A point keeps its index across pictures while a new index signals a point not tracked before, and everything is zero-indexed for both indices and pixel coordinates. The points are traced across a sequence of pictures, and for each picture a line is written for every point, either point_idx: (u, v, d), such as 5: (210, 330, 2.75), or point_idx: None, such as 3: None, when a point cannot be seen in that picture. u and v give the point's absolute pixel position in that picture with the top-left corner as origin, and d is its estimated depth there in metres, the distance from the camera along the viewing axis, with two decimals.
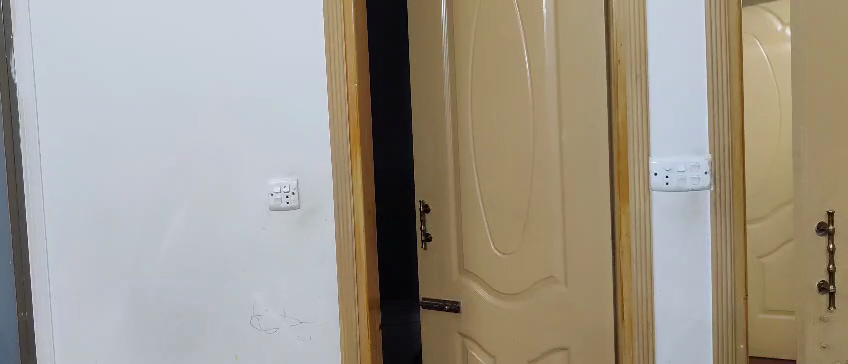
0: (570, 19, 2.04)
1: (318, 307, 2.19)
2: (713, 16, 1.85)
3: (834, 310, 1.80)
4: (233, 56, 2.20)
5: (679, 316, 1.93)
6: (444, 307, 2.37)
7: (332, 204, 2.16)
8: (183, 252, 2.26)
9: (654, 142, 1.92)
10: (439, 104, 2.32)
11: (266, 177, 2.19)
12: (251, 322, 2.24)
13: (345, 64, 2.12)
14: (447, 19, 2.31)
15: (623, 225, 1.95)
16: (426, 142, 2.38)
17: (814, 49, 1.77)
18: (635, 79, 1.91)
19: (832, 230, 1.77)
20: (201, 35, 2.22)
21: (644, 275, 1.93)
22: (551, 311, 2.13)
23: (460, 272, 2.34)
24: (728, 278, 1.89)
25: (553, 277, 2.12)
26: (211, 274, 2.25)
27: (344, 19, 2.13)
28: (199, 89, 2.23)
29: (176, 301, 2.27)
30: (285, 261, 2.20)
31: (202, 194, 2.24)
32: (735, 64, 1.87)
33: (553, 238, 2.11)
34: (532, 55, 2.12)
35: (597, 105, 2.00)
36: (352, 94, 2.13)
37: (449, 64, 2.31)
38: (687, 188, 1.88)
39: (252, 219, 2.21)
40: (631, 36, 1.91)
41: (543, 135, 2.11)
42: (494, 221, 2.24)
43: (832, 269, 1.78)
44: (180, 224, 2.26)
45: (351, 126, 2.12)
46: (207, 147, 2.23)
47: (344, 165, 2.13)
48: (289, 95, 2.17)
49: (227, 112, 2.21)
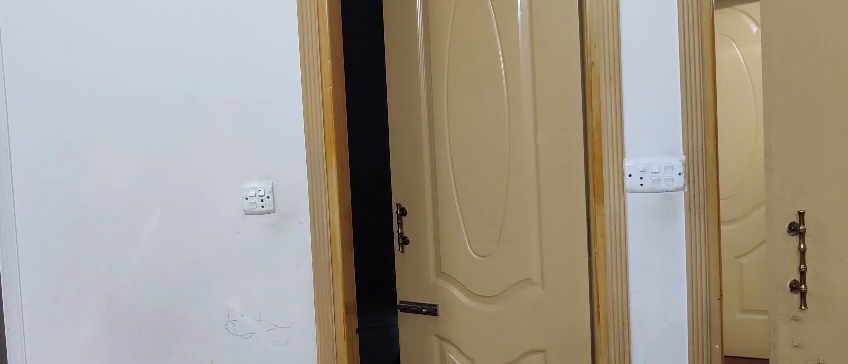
0: (544, 21, 2.05)
1: (294, 312, 2.18)
2: (686, 17, 1.86)
3: (806, 309, 1.81)
4: (206, 56, 2.19)
5: (655, 317, 1.93)
6: (420, 310, 2.36)
7: (308, 207, 2.14)
8: (157, 257, 2.25)
9: (628, 143, 1.92)
10: (415, 104, 2.31)
11: (240, 181, 2.18)
12: (227, 327, 2.22)
13: (320, 66, 2.11)
14: (422, 18, 2.29)
15: (598, 226, 1.96)
16: (402, 142, 2.36)
17: (785, 49, 1.79)
18: (609, 80, 1.92)
19: (803, 230, 1.79)
20: (174, 36, 2.20)
21: (619, 275, 1.94)
22: (527, 314, 2.13)
23: (438, 274, 2.33)
24: (703, 278, 1.89)
25: (529, 279, 2.12)
26: (186, 280, 2.23)
27: (318, 20, 2.11)
28: (173, 89, 2.21)
29: (151, 306, 2.26)
30: (260, 265, 2.19)
31: (176, 196, 2.22)
32: (708, 64, 1.87)
33: (529, 240, 2.11)
34: (507, 56, 2.12)
35: (572, 107, 2.01)
36: (327, 96, 2.11)
37: (425, 65, 2.29)
38: (661, 189, 1.89)
39: (227, 223, 2.19)
40: (605, 36, 1.92)
41: (518, 137, 2.11)
42: (470, 224, 2.23)
43: (803, 269, 1.79)
44: (154, 227, 2.24)
45: (326, 128, 2.11)
46: (181, 151, 2.21)
47: (319, 167, 2.12)
48: (263, 96, 2.15)
49: (201, 114, 2.19)
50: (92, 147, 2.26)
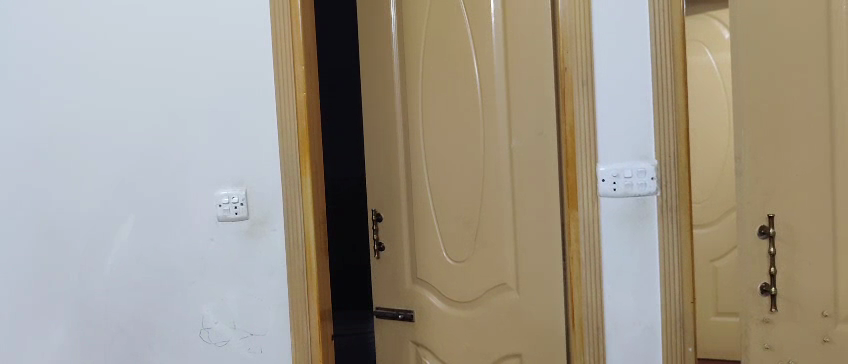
0: (517, 27, 2.06)
1: (268, 319, 2.16)
2: (658, 23, 1.89)
3: (776, 312, 1.83)
4: (179, 63, 2.17)
5: (629, 321, 1.95)
6: (396, 316, 2.35)
7: (282, 215, 2.14)
8: (130, 266, 2.22)
9: (600, 148, 1.94)
10: (390, 110, 2.31)
11: (214, 188, 2.16)
12: (201, 335, 2.20)
13: (293, 72, 2.11)
14: (396, 26, 2.29)
15: (572, 231, 1.96)
16: (377, 149, 2.35)
17: (754, 48, 1.81)
18: (582, 86, 1.93)
19: (772, 233, 1.81)
20: (147, 43, 2.18)
21: (594, 280, 1.95)
22: (503, 319, 2.14)
23: (413, 280, 2.32)
24: (676, 281, 1.92)
25: (505, 284, 2.13)
26: (160, 288, 2.21)
27: (292, 28, 2.11)
28: (145, 97, 2.19)
29: (124, 314, 2.24)
30: (234, 273, 2.17)
31: (148, 204, 2.20)
32: (680, 71, 1.90)
33: (504, 245, 2.12)
34: (480, 61, 2.13)
35: (546, 112, 2.02)
36: (301, 103, 2.11)
37: (399, 73, 2.30)
38: (634, 193, 1.91)
39: (200, 231, 2.18)
40: (577, 42, 1.93)
41: (493, 144, 2.12)
42: (445, 230, 2.23)
43: (773, 272, 1.81)
44: (128, 235, 2.22)
45: (300, 135, 2.11)
46: (154, 160, 2.19)
47: (294, 174, 2.12)
48: (236, 105, 2.14)
49: (174, 121, 2.18)
50: (62, 156, 2.23)
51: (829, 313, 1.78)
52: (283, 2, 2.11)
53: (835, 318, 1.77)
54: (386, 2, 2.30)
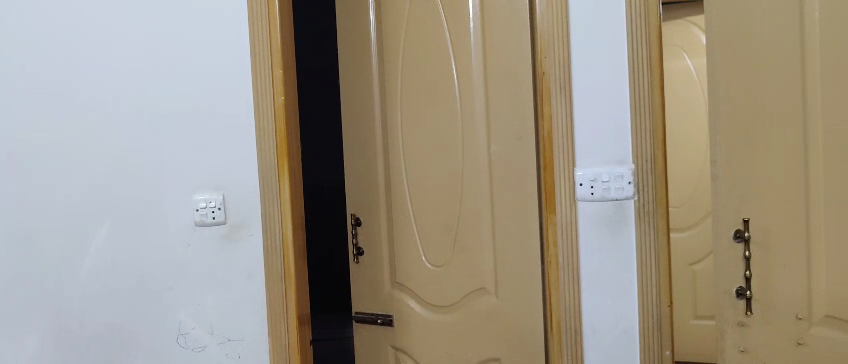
0: (497, 32, 2.07)
1: (245, 325, 2.16)
2: (634, 28, 1.90)
3: (751, 315, 1.85)
4: (157, 66, 2.16)
5: (606, 325, 1.96)
6: (375, 321, 2.33)
7: (260, 220, 2.13)
8: (107, 270, 2.20)
9: (578, 154, 1.94)
10: (368, 113, 2.30)
11: (191, 193, 2.15)
12: (178, 340, 2.19)
13: (272, 77, 2.11)
14: (376, 29, 2.28)
15: (550, 234, 1.97)
16: (356, 153, 2.33)
17: (728, 49, 1.83)
18: (560, 91, 1.94)
19: (747, 237, 1.83)
20: (124, 46, 2.17)
21: (572, 283, 1.96)
22: (481, 322, 2.14)
23: (393, 285, 2.31)
24: (653, 284, 1.92)
25: (484, 288, 2.13)
26: (136, 293, 2.20)
27: (269, 31, 2.11)
28: (122, 101, 2.17)
29: (100, 320, 2.21)
30: (212, 278, 2.16)
31: (124, 209, 2.18)
32: (657, 76, 1.91)
33: (483, 249, 2.12)
34: (459, 64, 2.13)
35: (524, 117, 2.03)
36: (279, 108, 2.11)
37: (378, 76, 2.29)
38: (611, 198, 1.92)
39: (177, 236, 2.16)
40: (555, 47, 1.94)
41: (472, 148, 2.12)
42: (424, 235, 2.23)
43: (749, 275, 1.83)
44: (104, 239, 2.20)
45: (278, 139, 2.11)
46: (131, 164, 2.18)
47: (271, 179, 2.11)
48: (214, 108, 2.13)
49: (151, 124, 2.16)
50: (38, 159, 2.21)
51: (803, 316, 1.79)
52: (261, 6, 2.10)
53: (808, 321, 1.79)
54: (364, 6, 2.29)
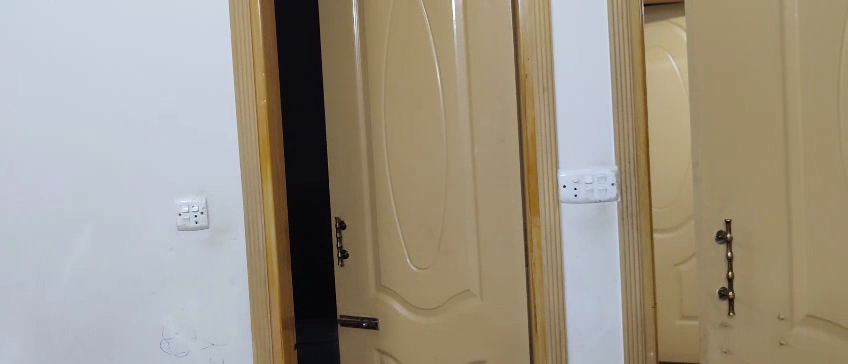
0: (480, 34, 2.06)
1: (229, 329, 2.15)
2: (616, 31, 1.91)
3: (734, 316, 1.86)
4: (139, 68, 2.14)
5: (591, 327, 1.96)
6: (360, 324, 2.32)
7: (243, 223, 2.12)
8: (89, 275, 2.19)
9: (562, 156, 1.95)
10: (352, 114, 2.29)
11: (173, 197, 2.14)
12: (161, 345, 2.17)
13: (254, 80, 2.10)
14: (359, 31, 2.27)
15: (535, 237, 1.97)
16: (341, 155, 2.32)
17: (709, 49, 1.85)
18: (542, 93, 1.94)
19: (729, 238, 1.84)
20: (105, 48, 2.15)
21: (556, 285, 1.96)
22: (466, 325, 2.14)
23: (377, 288, 2.30)
24: (636, 286, 1.93)
25: (469, 291, 2.13)
26: (118, 298, 2.18)
27: (251, 33, 2.10)
28: (104, 104, 2.16)
29: (83, 326, 2.20)
30: (195, 282, 2.15)
31: (106, 212, 2.17)
32: (639, 79, 1.92)
33: (467, 252, 2.12)
34: (443, 66, 2.13)
35: (507, 119, 2.03)
36: (261, 111, 2.10)
37: (362, 78, 2.28)
38: (595, 199, 1.92)
39: (160, 239, 2.15)
40: (538, 50, 1.94)
41: (456, 150, 2.12)
42: (409, 237, 2.22)
43: (731, 276, 1.85)
44: (86, 244, 2.18)
45: (261, 141, 2.11)
46: (112, 168, 2.16)
47: (254, 182, 2.11)
48: (196, 110, 2.12)
49: (133, 127, 2.15)
50: (18, 163, 2.19)
51: (785, 317, 1.80)
52: (243, 7, 2.10)
53: (791, 320, 1.79)
54: (347, 7, 2.28)
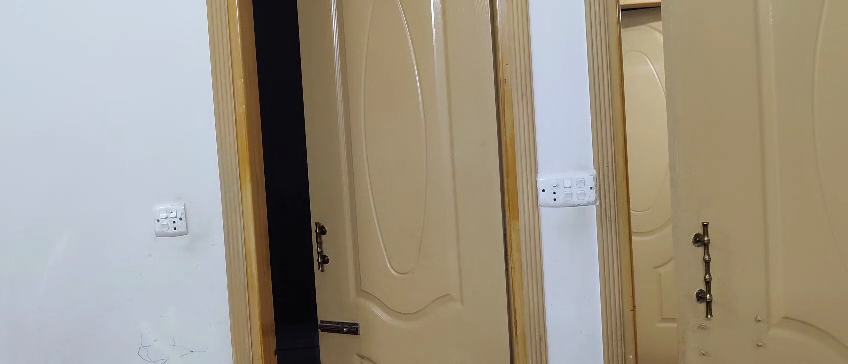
0: (458, 38, 2.07)
1: (208, 335, 2.14)
2: (595, 36, 1.93)
3: (712, 318, 1.88)
4: (115, 74, 2.13)
5: (571, 330, 1.98)
6: (341, 329, 2.31)
7: (222, 229, 2.11)
8: (65, 282, 2.16)
9: (540, 161, 1.97)
10: (332, 117, 2.27)
11: (151, 203, 2.13)
12: (139, 353, 2.16)
13: (233, 85, 2.09)
14: (338, 32, 2.26)
15: (514, 241, 1.99)
16: (320, 160, 2.30)
17: (687, 50, 1.86)
18: (521, 98, 1.97)
19: (707, 241, 1.86)
20: (81, 53, 2.13)
21: (535, 289, 1.98)
22: (446, 329, 2.14)
23: (358, 292, 2.29)
24: (616, 290, 1.95)
25: (449, 295, 2.13)
26: (95, 306, 2.16)
27: (229, 37, 2.09)
28: (80, 108, 2.14)
29: (60, 335, 2.17)
30: (173, 289, 2.14)
31: (83, 220, 2.15)
32: (617, 84, 1.94)
33: (447, 257, 2.12)
34: (421, 70, 2.12)
35: (486, 124, 2.04)
36: (240, 116, 2.10)
37: (341, 80, 2.26)
38: (573, 203, 1.95)
39: (138, 245, 2.14)
40: (517, 55, 1.97)
41: (436, 154, 2.12)
42: (389, 242, 2.21)
43: (708, 279, 1.86)
44: (62, 252, 2.16)
45: (239, 146, 2.09)
46: (89, 174, 2.14)
47: (233, 187, 2.10)
48: (175, 115, 2.12)
49: (111, 133, 2.13)
50: None
51: (762, 319, 1.82)
52: (220, 11, 2.09)
53: (767, 322, 1.81)
54: (326, 9, 2.26)
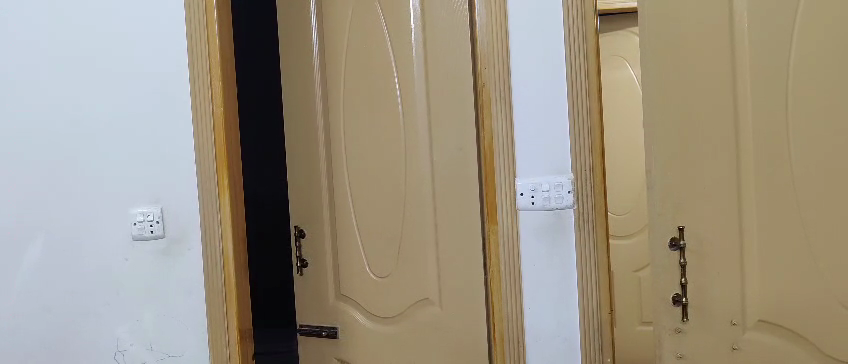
0: (437, 42, 2.07)
1: (186, 340, 2.13)
2: (572, 39, 1.95)
3: (688, 322, 1.89)
4: (92, 76, 2.11)
5: (549, 333, 1.99)
6: (320, 334, 2.30)
7: (200, 233, 2.11)
8: (40, 287, 2.14)
9: (519, 165, 1.98)
10: (311, 119, 2.26)
11: (127, 207, 2.12)
12: (115, 357, 2.14)
13: (211, 87, 2.08)
14: (318, 34, 2.25)
15: (492, 245, 1.99)
16: (299, 163, 2.30)
17: (664, 54, 1.87)
18: (499, 101, 1.97)
19: (682, 245, 1.87)
20: (57, 54, 2.11)
21: (514, 293, 1.99)
22: (426, 333, 2.13)
23: (337, 296, 2.28)
24: (593, 293, 1.97)
25: (428, 299, 2.12)
26: (70, 310, 2.14)
27: (208, 40, 2.08)
28: (56, 110, 2.12)
29: (34, 340, 2.15)
30: (150, 293, 2.12)
31: (57, 224, 2.13)
32: (594, 88, 1.96)
33: (426, 261, 2.11)
34: (401, 73, 2.12)
35: (464, 128, 2.04)
36: (219, 119, 2.09)
37: (321, 82, 2.25)
38: (552, 207, 1.96)
39: (115, 248, 2.12)
40: (495, 60, 1.97)
41: (415, 158, 2.12)
42: (368, 246, 2.21)
43: (684, 283, 1.87)
44: (37, 255, 2.14)
45: (217, 149, 2.09)
46: (63, 177, 2.12)
47: (211, 189, 2.09)
48: (152, 118, 2.10)
49: (87, 135, 2.12)
50: None
51: (737, 322, 1.83)
52: (199, 13, 2.08)
53: (742, 326, 1.83)
54: (306, 11, 2.25)
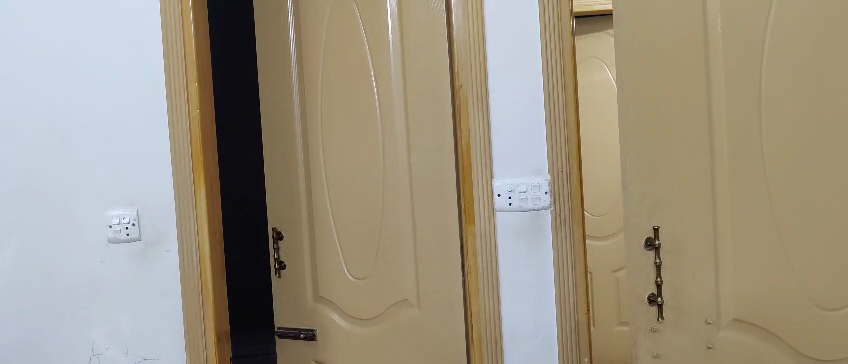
0: (414, 43, 2.07)
1: (162, 343, 2.11)
2: (548, 41, 1.97)
3: (663, 320, 1.92)
4: (66, 76, 2.09)
5: (527, 333, 2.00)
6: (298, 336, 2.29)
7: (176, 235, 2.09)
8: (14, 290, 2.12)
9: (496, 166, 1.99)
10: (289, 120, 2.26)
11: (103, 209, 2.10)
12: (91, 361, 2.12)
13: (186, 89, 2.07)
14: (295, 35, 2.24)
15: (470, 246, 2.00)
16: (277, 164, 2.29)
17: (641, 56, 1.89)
18: (476, 103, 1.98)
19: (657, 245, 1.90)
20: (30, 54, 2.09)
21: (492, 293, 2.00)
22: (405, 334, 2.13)
23: (315, 298, 2.28)
24: (570, 292, 1.98)
25: (406, 300, 2.12)
26: (44, 314, 2.12)
27: (184, 41, 2.07)
28: (30, 111, 2.10)
29: (9, 343, 2.13)
30: (126, 296, 2.11)
31: (31, 226, 2.11)
32: (570, 89, 1.98)
33: (404, 262, 2.12)
34: (379, 74, 2.12)
35: (441, 129, 2.05)
36: (195, 121, 2.08)
37: (298, 83, 2.25)
38: (529, 208, 1.97)
39: (90, 251, 2.11)
40: (472, 61, 1.98)
41: (393, 159, 2.12)
42: (346, 248, 2.21)
43: (659, 282, 1.91)
44: (10, 258, 2.11)
45: (193, 151, 2.08)
46: (36, 180, 2.10)
47: (187, 191, 2.08)
48: (128, 119, 2.09)
49: (60, 137, 2.10)
50: None
51: (712, 321, 1.85)
52: (175, 14, 2.07)
53: (717, 324, 1.85)
54: (283, 12, 2.25)
